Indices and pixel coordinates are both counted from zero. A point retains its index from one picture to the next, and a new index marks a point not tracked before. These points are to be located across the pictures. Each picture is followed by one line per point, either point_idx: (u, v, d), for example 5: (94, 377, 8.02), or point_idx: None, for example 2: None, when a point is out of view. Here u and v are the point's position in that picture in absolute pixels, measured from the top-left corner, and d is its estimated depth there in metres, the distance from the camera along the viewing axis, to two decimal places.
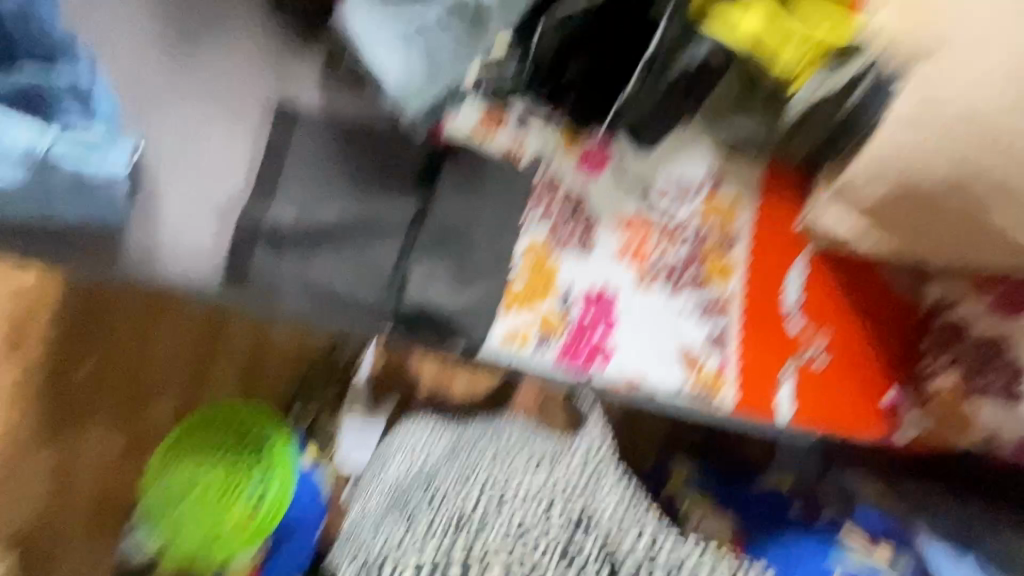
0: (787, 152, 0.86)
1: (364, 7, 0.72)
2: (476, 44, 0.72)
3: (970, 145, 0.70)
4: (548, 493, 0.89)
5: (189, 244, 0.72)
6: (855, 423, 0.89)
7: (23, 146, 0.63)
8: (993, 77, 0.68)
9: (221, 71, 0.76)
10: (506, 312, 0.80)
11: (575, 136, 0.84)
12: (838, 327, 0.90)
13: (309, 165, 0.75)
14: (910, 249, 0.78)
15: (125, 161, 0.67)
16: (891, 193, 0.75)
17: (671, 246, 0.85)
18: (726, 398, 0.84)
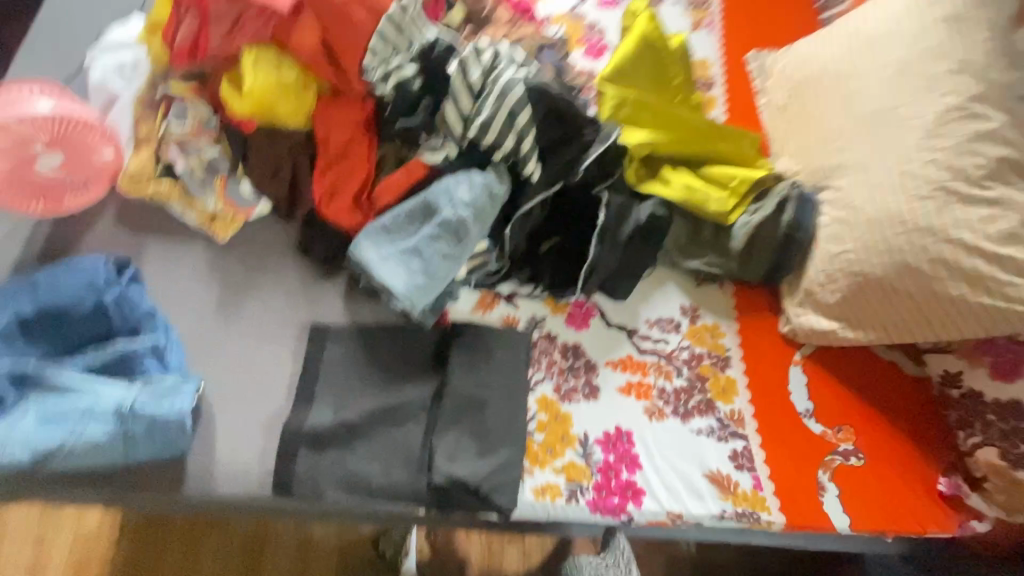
0: (747, 272, 0.98)
1: (370, 245, 0.86)
2: (461, 250, 0.87)
3: (896, 240, 0.83)
4: None
5: (242, 459, 0.82)
6: (920, 516, 0.87)
7: (113, 404, 0.75)
8: (891, 188, 0.84)
9: (263, 306, 0.91)
10: (533, 468, 0.85)
11: (558, 302, 0.96)
12: (857, 424, 0.92)
13: (343, 372, 0.87)
14: (890, 333, 0.87)
15: (191, 397, 0.78)
16: (850, 290, 0.87)
17: (667, 376, 0.93)
18: (775, 516, 0.85)
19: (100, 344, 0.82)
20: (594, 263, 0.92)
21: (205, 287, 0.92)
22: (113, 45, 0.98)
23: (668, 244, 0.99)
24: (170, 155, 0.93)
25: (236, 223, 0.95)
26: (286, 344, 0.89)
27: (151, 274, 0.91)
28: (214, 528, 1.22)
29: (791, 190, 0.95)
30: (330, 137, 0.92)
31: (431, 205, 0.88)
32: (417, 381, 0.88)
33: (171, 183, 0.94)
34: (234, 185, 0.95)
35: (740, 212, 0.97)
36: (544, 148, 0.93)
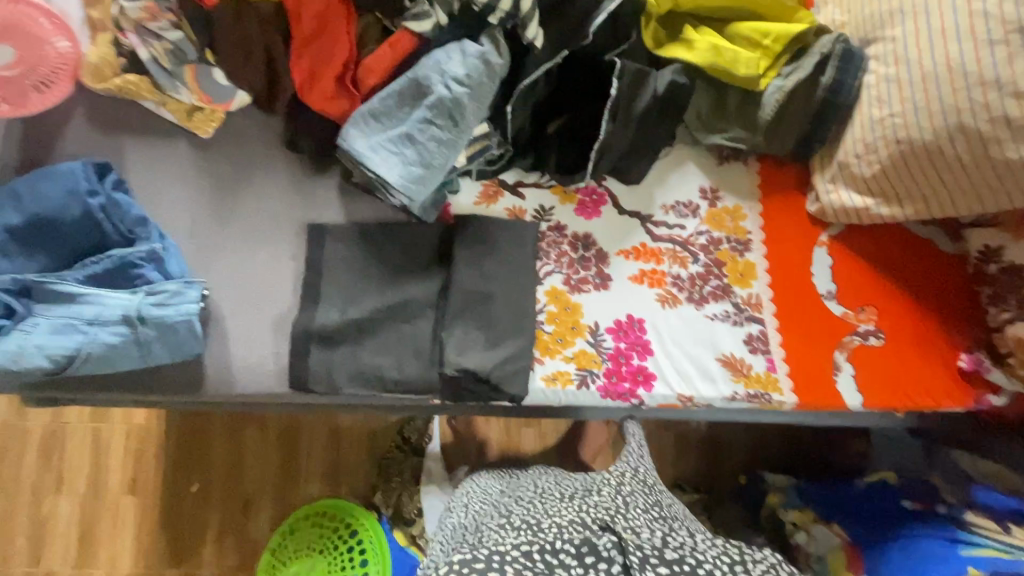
0: (776, 148, 0.89)
1: (359, 133, 0.79)
2: (457, 134, 0.79)
3: (953, 98, 0.72)
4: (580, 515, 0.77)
5: (256, 358, 0.83)
6: (935, 392, 0.86)
7: (120, 311, 0.75)
8: (957, 34, 0.71)
9: (259, 207, 0.87)
10: (544, 357, 0.85)
11: (566, 190, 0.90)
12: (881, 304, 0.88)
13: (347, 272, 0.85)
14: (930, 207, 0.80)
15: (197, 302, 0.79)
16: (889, 160, 0.79)
17: (682, 264, 0.89)
18: (785, 395, 0.85)
19: (97, 252, 0.80)
20: (605, 143, 0.83)
21: (195, 189, 0.87)
22: None
23: (688, 119, 0.89)
24: (131, 41, 0.83)
25: (215, 118, 0.87)
26: (286, 245, 0.87)
27: (137, 179, 0.87)
28: (250, 421, 1.31)
29: (835, 45, 0.82)
30: (302, 8, 0.80)
31: (421, 84, 0.79)
32: (423, 278, 0.86)
33: (139, 75, 0.86)
34: (206, 71, 0.85)
35: (773, 76, 0.85)
36: (547, 8, 0.80)
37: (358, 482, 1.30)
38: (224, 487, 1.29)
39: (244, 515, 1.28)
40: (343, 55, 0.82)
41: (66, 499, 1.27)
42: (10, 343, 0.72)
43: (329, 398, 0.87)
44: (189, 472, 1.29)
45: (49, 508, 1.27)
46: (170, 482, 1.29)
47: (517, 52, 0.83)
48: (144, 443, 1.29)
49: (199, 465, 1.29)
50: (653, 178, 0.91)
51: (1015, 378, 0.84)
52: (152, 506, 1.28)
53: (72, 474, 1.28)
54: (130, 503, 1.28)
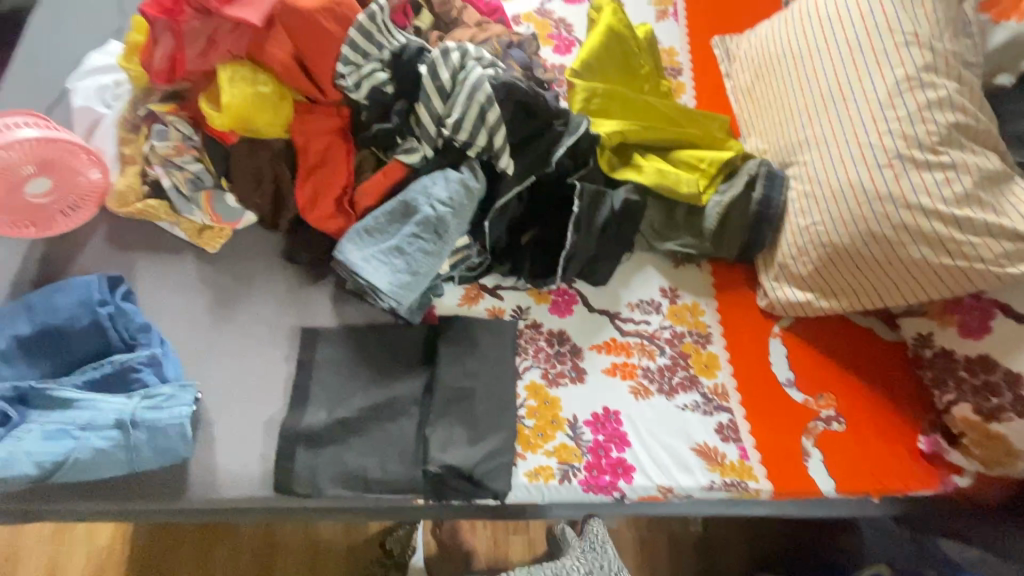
0: (723, 253, 1.01)
1: (354, 247, 0.89)
2: (442, 246, 0.90)
3: (859, 209, 0.85)
4: None
5: (243, 461, 0.85)
6: (901, 475, 0.90)
7: (115, 415, 0.78)
8: (853, 159, 0.87)
9: (256, 313, 0.94)
10: (526, 452, 0.88)
11: (541, 292, 0.99)
12: (837, 390, 0.95)
13: (336, 372, 0.90)
14: (861, 300, 0.90)
15: (191, 405, 0.81)
16: (818, 261, 0.90)
17: (651, 356, 0.96)
18: (760, 483, 0.88)
19: (98, 359, 0.85)
20: (572, 250, 0.94)
21: (199, 299, 0.94)
22: (95, 70, 1.01)
23: (643, 229, 1.02)
24: (156, 172, 0.95)
25: (223, 235, 0.98)
26: (280, 348, 0.92)
27: (144, 289, 0.94)
28: (223, 538, 1.25)
29: (759, 168, 0.97)
30: (309, 145, 0.94)
31: (410, 205, 0.90)
32: (408, 377, 0.91)
33: (159, 199, 0.97)
34: (220, 197, 0.97)
35: (711, 193, 1.00)
36: (517, 143, 0.95)
37: None
38: None
39: None
40: (342, 181, 0.94)
41: None
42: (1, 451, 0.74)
43: (312, 502, 0.87)
44: None
45: None
46: None
47: (492, 177, 0.96)
48: (105, 566, 1.21)
49: None
50: (618, 279, 1.01)
51: (972, 458, 0.88)
52: None
53: None
54: None
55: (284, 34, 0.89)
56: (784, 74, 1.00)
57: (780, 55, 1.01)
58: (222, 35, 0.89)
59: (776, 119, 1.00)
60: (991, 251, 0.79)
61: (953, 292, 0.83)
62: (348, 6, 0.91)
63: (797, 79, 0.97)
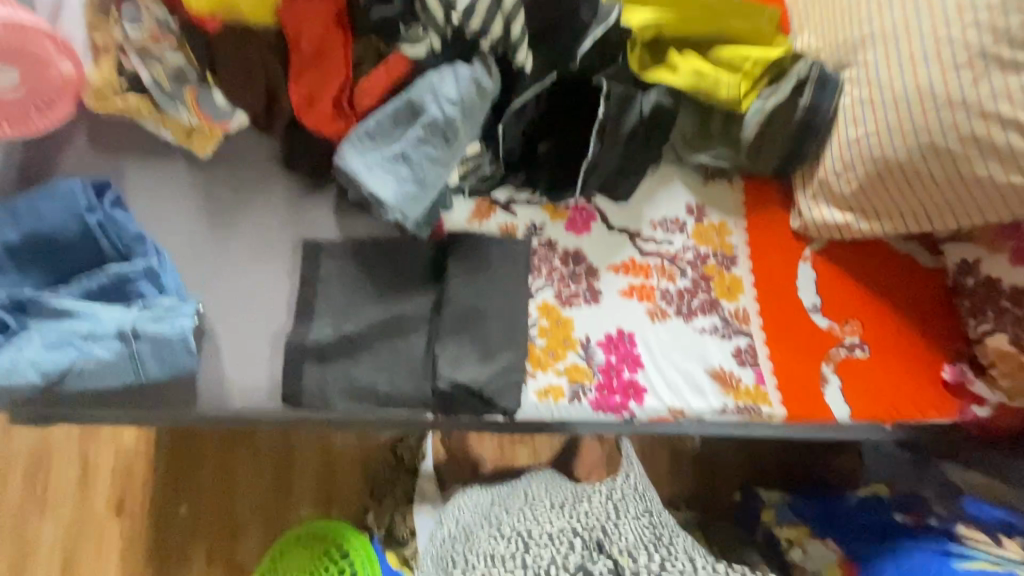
0: (757, 169, 0.92)
1: (354, 151, 0.81)
2: (451, 153, 0.82)
3: (923, 118, 0.75)
4: (570, 521, 0.91)
5: (251, 374, 0.84)
6: (919, 403, 0.88)
7: (116, 326, 0.76)
8: (923, 57, 0.75)
9: (255, 224, 0.89)
10: (536, 371, 0.86)
11: (557, 207, 0.92)
12: (865, 317, 0.90)
13: (341, 287, 0.86)
14: (906, 222, 0.83)
15: (193, 317, 0.79)
16: (866, 178, 0.82)
17: (671, 278, 0.91)
18: (773, 407, 0.87)
19: (94, 269, 0.81)
20: (594, 161, 0.86)
21: (193, 207, 0.89)
22: None
23: (673, 138, 0.92)
24: (133, 63, 0.85)
25: (214, 137, 0.89)
26: (281, 261, 0.88)
27: (134, 196, 0.88)
28: (241, 442, 1.29)
29: (811, 70, 0.86)
30: (300, 33, 0.83)
31: (415, 105, 0.81)
32: (417, 294, 0.87)
33: (140, 95, 0.87)
34: (206, 95, 0.87)
35: (753, 98, 0.89)
36: (536, 34, 0.84)
37: (350, 504, 1.29)
38: (212, 510, 1.27)
39: (231, 538, 1.26)
40: (338, 77, 0.84)
41: (50, 523, 1.25)
42: (5, 358, 0.72)
43: (322, 414, 0.87)
44: (177, 495, 1.27)
45: (31, 533, 1.24)
46: (156, 505, 1.26)
47: (507, 75, 0.86)
48: (132, 465, 1.27)
49: (186, 489, 1.27)
50: (641, 194, 0.94)
51: (996, 389, 0.86)
52: (137, 531, 1.26)
53: (55, 498, 1.26)
54: (114, 529, 1.26)
55: None
56: None
57: None
58: None
59: (836, 10, 0.87)
60: None
61: (1015, 214, 0.76)
62: None
63: None
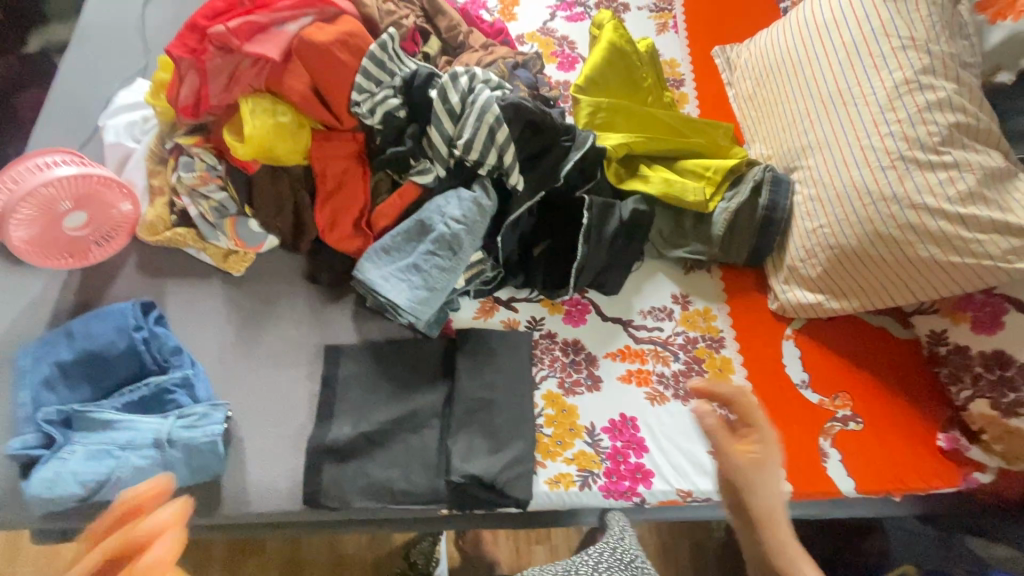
0: (731, 261, 1.03)
1: (373, 265, 0.93)
2: (457, 262, 0.92)
3: (864, 211, 0.86)
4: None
5: (273, 475, 0.88)
6: (922, 473, 0.90)
7: (152, 434, 0.82)
8: (855, 161, 0.88)
9: (281, 333, 0.98)
10: (545, 460, 0.90)
11: (555, 302, 1.02)
12: (853, 390, 0.95)
13: (358, 387, 0.93)
14: (872, 299, 0.91)
15: (222, 423, 0.85)
16: (827, 263, 0.92)
17: (665, 362, 0.97)
18: (779, 484, 0.89)
19: (135, 381, 0.89)
20: (583, 262, 0.96)
21: (226, 321, 0.99)
22: (124, 107, 1.07)
23: (652, 236, 1.04)
24: (183, 201, 1.00)
25: (248, 258, 1.02)
26: (305, 365, 0.96)
27: (174, 314, 0.98)
28: (251, 552, 1.28)
29: (764, 173, 0.99)
30: (326, 170, 0.98)
31: (424, 223, 0.94)
32: (430, 390, 0.94)
33: (187, 228, 1.01)
34: (243, 223, 1.01)
35: (719, 200, 1.02)
36: (525, 160, 0.97)
37: None
38: None
39: None
40: (357, 202, 0.98)
41: None
42: (50, 469, 0.79)
43: (340, 514, 0.89)
44: None
45: None
46: None
47: (504, 193, 0.99)
48: None
49: None
50: (630, 286, 1.04)
51: (993, 454, 0.88)
52: None
53: None
54: None
55: (302, 66, 0.93)
56: (784, 82, 1.02)
57: (781, 63, 1.03)
58: (243, 71, 0.92)
59: (780, 125, 1.02)
60: (999, 247, 0.78)
61: (965, 289, 0.83)
62: (361, 36, 0.95)
63: (798, 86, 0.99)
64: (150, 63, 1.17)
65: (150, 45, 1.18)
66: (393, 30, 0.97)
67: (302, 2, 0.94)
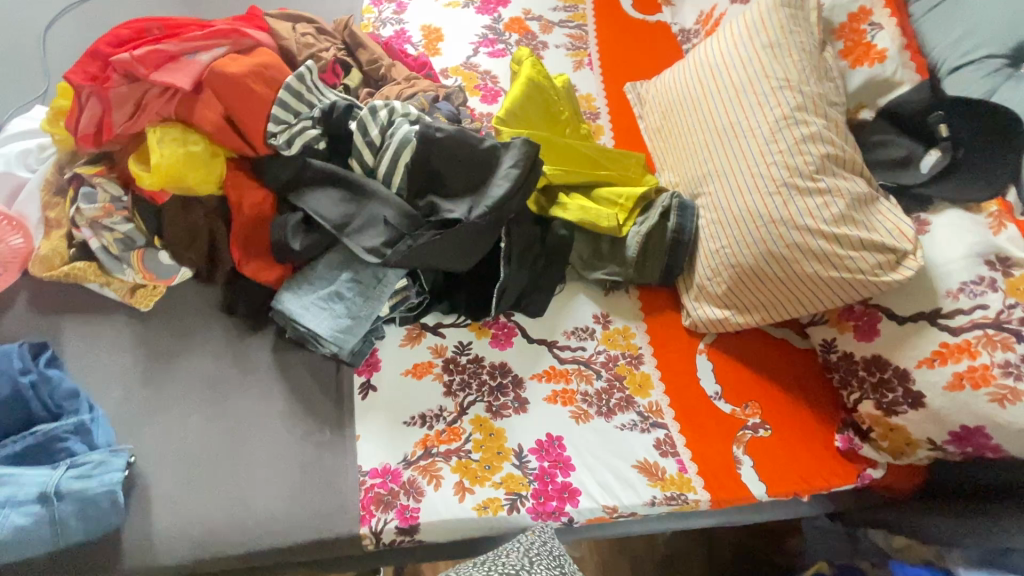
0: (646, 281, 1.09)
1: (291, 295, 0.93)
2: (380, 289, 0.94)
3: (757, 232, 0.95)
4: None
5: (184, 523, 0.82)
6: (826, 473, 0.98)
7: (37, 488, 0.75)
8: (747, 187, 0.97)
9: (195, 370, 0.93)
10: (474, 486, 0.90)
11: (482, 326, 1.04)
12: (761, 400, 1.02)
13: (280, 421, 0.91)
14: (770, 313, 0.99)
15: (123, 470, 0.79)
16: (729, 281, 0.99)
17: (588, 381, 1.01)
18: (697, 492, 0.94)
19: (20, 431, 0.82)
20: (505, 282, 0.98)
21: (131, 359, 0.93)
22: (18, 135, 1.00)
23: (573, 261, 1.09)
24: (83, 234, 0.93)
25: (158, 292, 0.96)
26: (218, 403, 0.91)
27: (71, 356, 0.91)
28: None
29: (672, 200, 1.06)
30: (242, 201, 0.95)
31: (368, 200, 0.94)
32: (360, 421, 0.93)
33: (88, 261, 0.95)
34: (152, 255, 0.96)
35: (631, 224, 1.07)
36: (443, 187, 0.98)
37: None
38: None
39: None
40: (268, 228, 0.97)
41: None
42: None
43: (257, 562, 0.85)
44: None
45: None
46: None
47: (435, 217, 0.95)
48: None
49: None
50: (554, 304, 1.08)
51: (882, 451, 0.96)
52: None
53: None
54: None
55: (214, 97, 0.91)
56: (686, 115, 1.11)
57: (682, 99, 1.13)
58: (151, 99, 0.90)
59: (684, 155, 1.11)
60: (867, 262, 0.88)
61: (845, 300, 0.93)
62: (275, 67, 0.95)
63: (697, 119, 1.08)
64: (50, 89, 1.11)
65: (51, 71, 1.13)
66: (312, 63, 0.97)
67: (213, 33, 0.94)
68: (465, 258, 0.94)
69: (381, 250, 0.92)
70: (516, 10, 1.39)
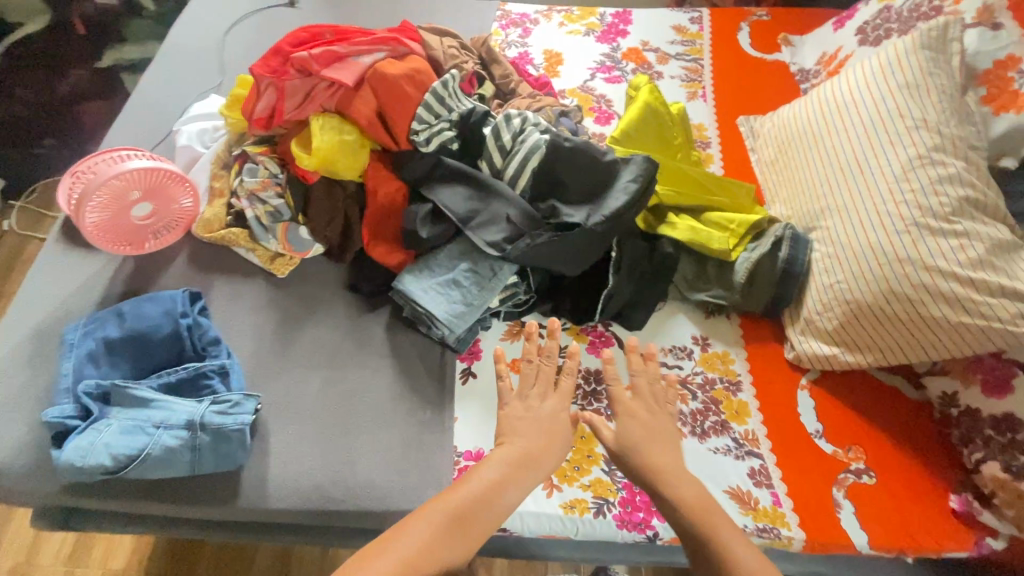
0: (750, 309, 1.08)
1: (412, 278, 1.00)
2: (494, 282, 1.00)
3: (880, 269, 0.93)
4: None
5: (295, 471, 0.89)
6: (936, 533, 0.91)
7: (186, 416, 0.84)
8: (871, 223, 0.95)
9: (317, 336, 1.02)
10: (562, 484, 0.91)
11: (580, 331, 1.06)
12: (866, 445, 0.97)
13: (387, 394, 0.97)
14: (886, 355, 0.96)
15: (253, 413, 0.87)
16: (844, 318, 0.97)
17: (683, 399, 1.00)
18: (791, 529, 0.90)
19: (172, 366, 0.92)
20: (612, 291, 1.02)
21: (265, 318, 1.02)
22: (198, 116, 1.16)
23: (676, 280, 1.10)
24: (242, 204, 1.06)
25: (292, 262, 1.07)
26: (334, 368, 0.99)
27: (216, 308, 1.02)
28: (241, 565, 1.24)
29: (785, 230, 1.05)
30: (378, 188, 1.04)
31: (495, 199, 1.01)
32: (459, 405, 0.97)
33: (240, 228, 1.07)
34: (294, 230, 1.07)
35: (741, 250, 1.07)
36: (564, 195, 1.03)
37: None
38: None
39: None
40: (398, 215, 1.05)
41: None
42: (82, 442, 0.80)
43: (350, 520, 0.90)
44: None
45: None
46: None
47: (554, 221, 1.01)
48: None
49: None
50: (652, 320, 1.08)
51: (1006, 520, 0.88)
52: None
53: None
54: None
55: (371, 94, 1.02)
56: (805, 150, 1.11)
57: (802, 134, 1.13)
58: (319, 92, 1.02)
59: (800, 189, 1.10)
60: (1006, 311, 0.84)
61: (975, 349, 0.88)
62: (426, 74, 1.05)
63: (819, 155, 1.08)
64: (225, 80, 1.28)
65: (228, 66, 1.30)
66: (456, 72, 1.07)
67: (378, 40, 1.06)
68: (578, 263, 0.98)
69: (501, 245, 0.99)
70: (635, 41, 1.46)
